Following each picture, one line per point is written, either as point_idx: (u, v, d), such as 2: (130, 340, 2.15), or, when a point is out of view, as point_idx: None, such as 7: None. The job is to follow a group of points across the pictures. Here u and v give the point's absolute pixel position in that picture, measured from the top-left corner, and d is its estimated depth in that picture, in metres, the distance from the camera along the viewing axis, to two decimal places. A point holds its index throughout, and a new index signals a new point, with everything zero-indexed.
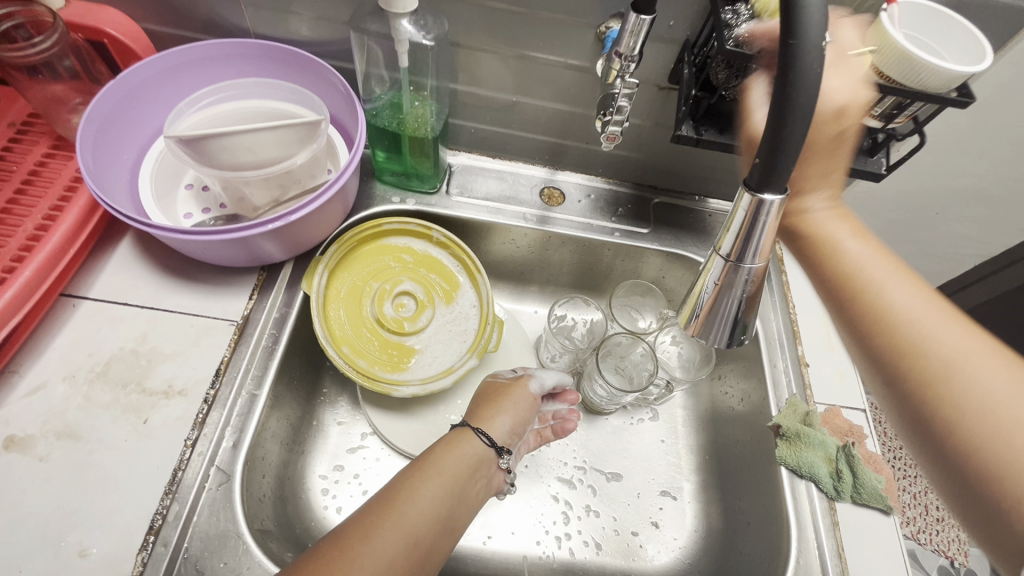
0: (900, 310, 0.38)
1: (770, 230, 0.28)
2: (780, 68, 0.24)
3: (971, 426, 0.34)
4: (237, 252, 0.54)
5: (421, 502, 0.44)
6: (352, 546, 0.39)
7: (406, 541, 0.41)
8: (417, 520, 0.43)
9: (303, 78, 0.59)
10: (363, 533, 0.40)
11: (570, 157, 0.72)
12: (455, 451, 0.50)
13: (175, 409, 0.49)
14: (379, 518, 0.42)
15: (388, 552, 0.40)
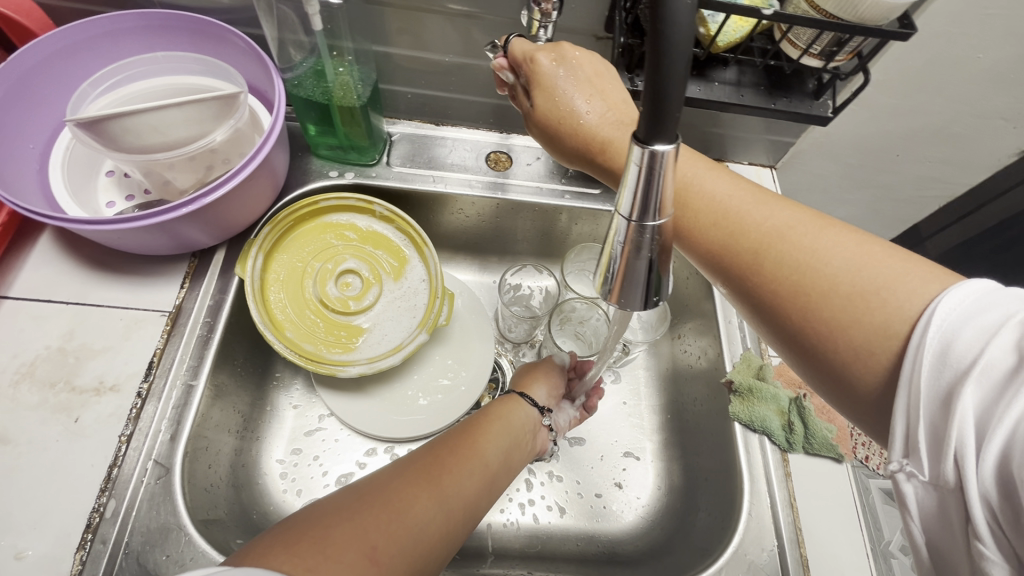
0: (729, 203, 0.42)
1: (668, 185, 0.26)
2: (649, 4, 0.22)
3: (811, 283, 0.37)
4: (160, 240, 0.52)
5: (493, 449, 0.48)
6: (439, 476, 0.42)
7: (480, 479, 0.45)
8: (490, 461, 0.47)
9: (217, 49, 0.56)
10: (446, 467, 0.43)
11: (515, 118, 0.69)
12: (513, 411, 0.55)
13: (108, 406, 0.48)
14: (457, 456, 0.45)
15: (467, 487, 0.43)
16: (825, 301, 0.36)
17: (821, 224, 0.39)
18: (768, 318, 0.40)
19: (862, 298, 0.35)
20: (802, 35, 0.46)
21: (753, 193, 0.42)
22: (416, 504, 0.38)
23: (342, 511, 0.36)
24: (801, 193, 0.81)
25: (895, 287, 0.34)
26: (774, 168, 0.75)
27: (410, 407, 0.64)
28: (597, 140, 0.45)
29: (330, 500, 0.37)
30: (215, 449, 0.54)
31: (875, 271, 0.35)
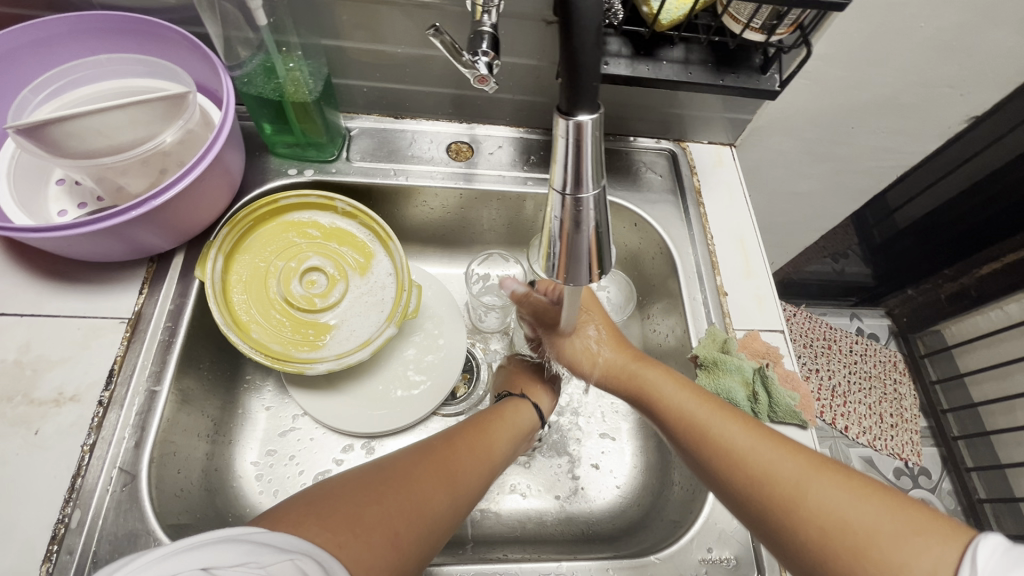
0: (739, 445, 0.44)
1: (595, 154, 0.27)
2: None
3: (830, 534, 0.38)
4: (114, 246, 0.51)
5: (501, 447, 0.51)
6: (453, 467, 0.44)
7: (487, 472, 0.47)
8: (497, 457, 0.50)
9: (163, 50, 0.55)
10: (458, 461, 0.45)
11: (475, 108, 0.69)
12: (523, 409, 0.57)
13: (68, 416, 0.48)
14: (468, 448, 0.47)
15: (475, 477, 0.45)
16: (854, 553, 0.36)
17: (830, 472, 0.41)
18: (780, 544, 0.40)
19: (881, 564, 0.35)
20: (743, 9, 0.47)
21: (758, 436, 0.45)
22: (431, 492, 0.41)
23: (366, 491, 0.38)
24: (764, 170, 0.82)
25: (910, 556, 0.35)
26: (734, 146, 0.75)
27: (383, 401, 0.64)
28: None
29: (352, 478, 0.39)
30: (184, 454, 0.53)
31: (890, 534, 0.36)
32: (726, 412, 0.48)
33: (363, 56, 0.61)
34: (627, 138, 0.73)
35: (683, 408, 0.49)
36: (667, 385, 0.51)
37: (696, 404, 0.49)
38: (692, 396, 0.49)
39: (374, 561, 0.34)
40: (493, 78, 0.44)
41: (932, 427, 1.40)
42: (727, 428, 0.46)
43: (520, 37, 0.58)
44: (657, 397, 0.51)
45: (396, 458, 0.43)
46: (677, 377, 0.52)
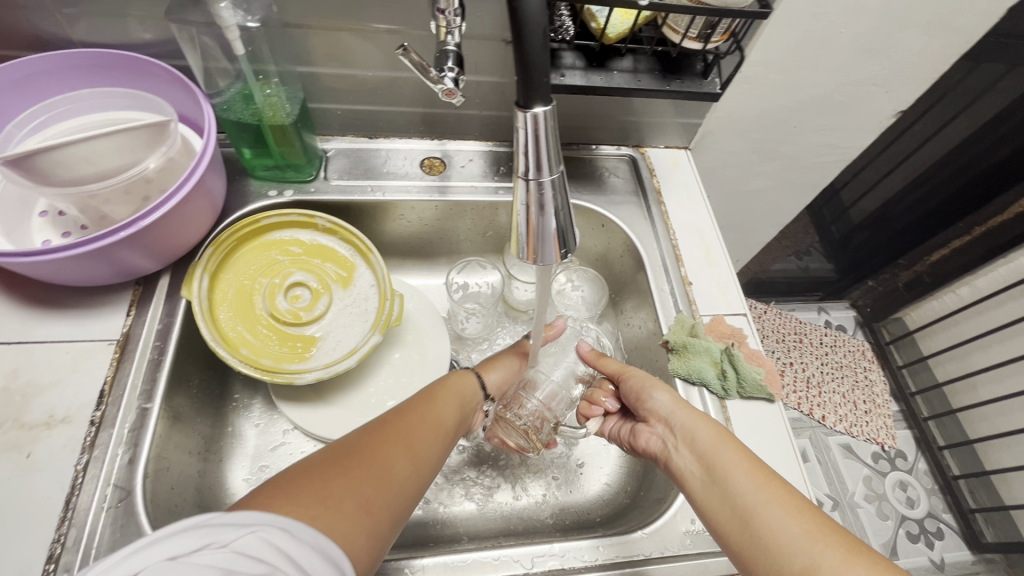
0: (781, 518, 0.44)
1: (553, 140, 0.32)
2: None
3: None
4: (100, 269, 0.53)
5: (447, 408, 0.52)
6: (405, 434, 0.44)
7: (439, 436, 0.48)
8: (448, 418, 0.51)
9: (142, 82, 0.59)
10: (410, 426, 0.45)
11: (445, 125, 0.73)
12: (458, 380, 0.58)
13: (60, 438, 0.49)
14: (416, 412, 0.48)
15: (427, 437, 0.46)
16: None
17: (869, 556, 0.41)
18: None
19: None
20: (680, 21, 0.52)
21: (801, 509, 0.44)
22: (392, 457, 0.41)
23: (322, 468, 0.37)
24: (719, 171, 0.88)
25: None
26: (688, 149, 0.81)
27: (371, 408, 0.65)
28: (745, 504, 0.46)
29: (305, 459, 0.38)
30: (177, 471, 0.54)
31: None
32: (770, 478, 0.47)
33: (337, 81, 0.65)
34: (591, 147, 0.78)
35: (731, 476, 0.48)
36: (723, 446, 0.50)
37: (749, 479, 0.47)
38: (744, 469, 0.48)
39: (350, 525, 0.34)
40: (459, 91, 0.47)
41: (904, 411, 1.45)
42: (771, 500, 0.45)
43: (482, 56, 0.62)
44: (714, 456, 0.50)
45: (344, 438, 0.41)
46: (739, 447, 0.51)
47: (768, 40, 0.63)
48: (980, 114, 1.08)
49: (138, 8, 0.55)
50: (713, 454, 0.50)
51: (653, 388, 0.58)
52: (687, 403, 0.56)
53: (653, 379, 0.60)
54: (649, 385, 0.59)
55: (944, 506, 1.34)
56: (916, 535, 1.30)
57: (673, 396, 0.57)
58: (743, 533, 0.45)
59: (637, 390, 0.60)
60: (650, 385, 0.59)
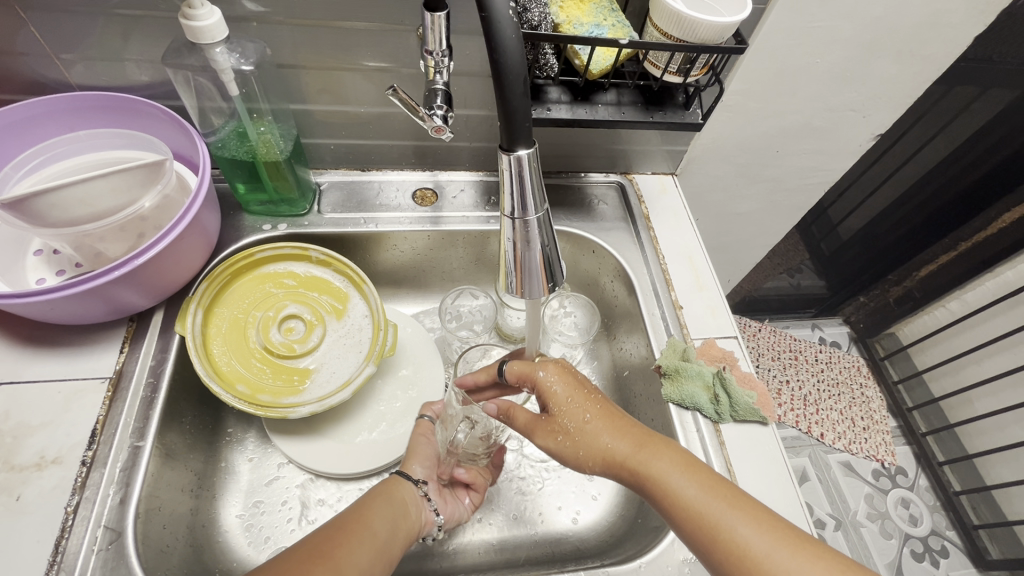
0: (755, 548, 0.40)
1: (536, 181, 0.33)
2: (486, 36, 0.29)
3: None
4: (92, 306, 0.53)
5: (381, 520, 0.48)
6: (330, 553, 0.41)
7: (375, 554, 0.44)
8: (379, 533, 0.46)
9: (138, 122, 0.60)
10: (337, 542, 0.42)
11: (436, 157, 0.74)
12: (394, 492, 0.52)
13: (51, 479, 0.48)
14: (356, 532, 0.44)
15: (361, 558, 0.42)
16: None
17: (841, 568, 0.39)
18: None
19: None
20: (660, 57, 0.54)
21: (767, 533, 0.41)
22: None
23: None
24: (707, 195, 0.90)
25: None
26: (675, 174, 0.83)
27: (366, 441, 0.64)
28: (721, 544, 0.41)
29: None
30: (169, 509, 0.53)
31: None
32: (731, 498, 0.43)
33: (330, 117, 0.66)
34: (580, 174, 0.79)
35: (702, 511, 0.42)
36: (678, 475, 0.44)
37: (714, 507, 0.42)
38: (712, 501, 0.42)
39: None
40: (448, 126, 0.49)
41: (902, 427, 1.45)
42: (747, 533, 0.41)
43: (470, 92, 0.64)
44: (667, 493, 0.44)
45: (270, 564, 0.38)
46: (694, 467, 0.45)
47: (746, 71, 0.66)
48: (956, 135, 1.11)
49: (136, 53, 0.56)
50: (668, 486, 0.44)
51: (593, 429, 0.48)
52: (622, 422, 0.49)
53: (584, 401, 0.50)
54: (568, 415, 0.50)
55: (947, 523, 1.33)
56: (921, 554, 1.28)
57: (601, 418, 0.49)
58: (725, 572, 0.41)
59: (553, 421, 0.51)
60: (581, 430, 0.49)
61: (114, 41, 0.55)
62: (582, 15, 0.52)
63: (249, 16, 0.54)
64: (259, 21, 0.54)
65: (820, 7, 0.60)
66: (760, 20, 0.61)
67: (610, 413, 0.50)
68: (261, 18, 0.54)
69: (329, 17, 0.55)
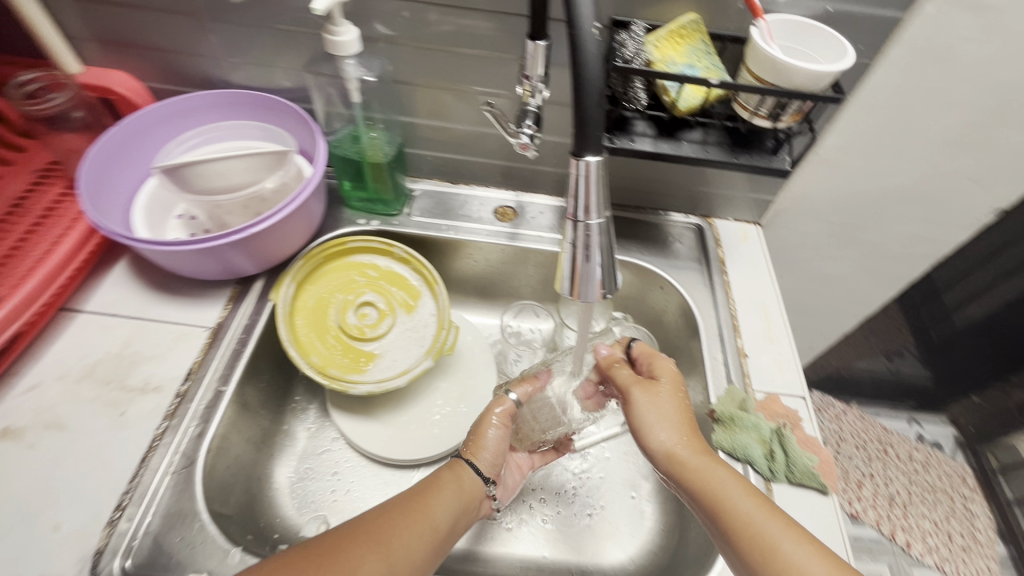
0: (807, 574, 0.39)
1: (597, 187, 0.35)
2: (570, 51, 0.31)
3: None
4: (211, 264, 0.62)
5: (441, 491, 0.52)
6: (382, 535, 0.44)
7: (428, 540, 0.46)
8: (440, 520, 0.49)
9: (275, 119, 0.70)
10: (394, 524, 0.45)
11: (522, 179, 0.79)
12: (461, 470, 0.56)
13: (149, 403, 0.56)
14: (412, 514, 0.47)
15: (412, 540, 0.45)
16: None
17: None
18: None
19: None
20: (750, 100, 0.55)
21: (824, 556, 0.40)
22: (359, 566, 0.41)
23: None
24: (793, 252, 0.86)
25: None
26: (759, 224, 0.81)
27: (413, 431, 0.67)
28: (759, 539, 0.42)
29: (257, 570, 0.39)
30: (234, 454, 0.59)
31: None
32: (785, 522, 0.43)
33: (431, 131, 0.73)
34: (660, 213, 0.80)
35: (745, 513, 0.44)
36: (733, 488, 0.46)
37: (762, 512, 0.44)
38: (770, 521, 0.43)
39: None
40: (535, 145, 0.55)
41: (1012, 556, 1.26)
42: (795, 552, 0.41)
43: (562, 121, 0.68)
44: (722, 504, 0.45)
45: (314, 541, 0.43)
46: (748, 485, 0.46)
47: (846, 124, 0.64)
48: None
49: (285, 62, 0.67)
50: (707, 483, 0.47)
51: (656, 427, 0.52)
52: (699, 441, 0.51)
53: (674, 398, 0.54)
54: (655, 423, 0.53)
55: None
56: None
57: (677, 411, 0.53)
58: None
59: (637, 422, 0.54)
60: (661, 422, 0.53)
61: (270, 51, 0.66)
62: (677, 55, 0.54)
63: (379, 37, 0.62)
64: (387, 42, 0.63)
65: (937, 67, 0.57)
66: (863, 75, 0.60)
67: (691, 429, 0.52)
68: (389, 40, 0.62)
69: (446, 43, 0.62)
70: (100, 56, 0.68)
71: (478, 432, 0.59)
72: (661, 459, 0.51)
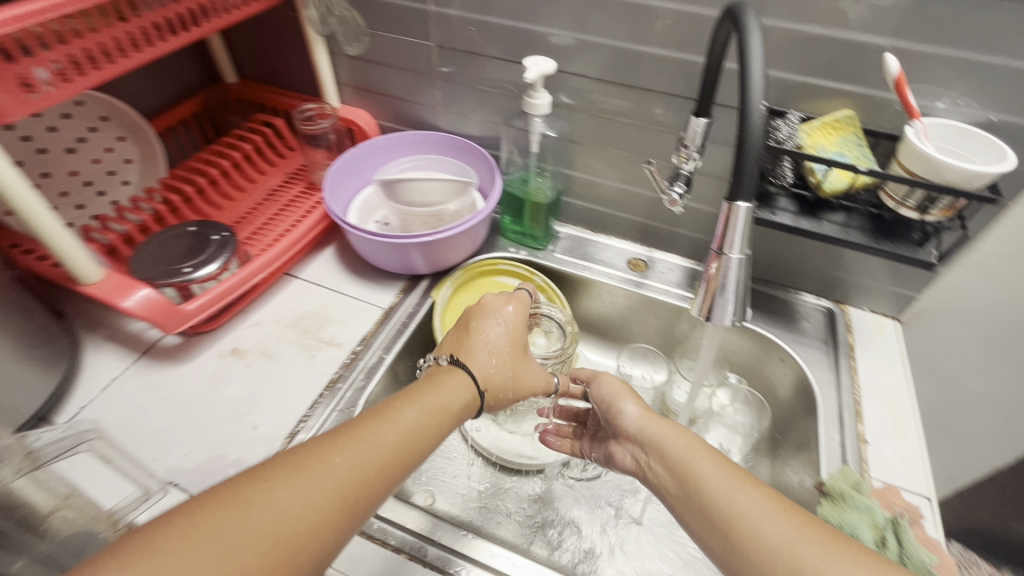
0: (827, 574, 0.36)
1: (742, 230, 0.47)
2: (738, 127, 0.44)
3: None
4: (396, 258, 0.77)
5: (412, 406, 0.46)
6: (337, 454, 0.39)
7: (390, 455, 0.42)
8: (410, 431, 0.44)
9: (465, 159, 0.88)
10: (356, 439, 0.41)
11: (658, 237, 0.86)
12: (445, 385, 0.51)
13: (331, 353, 0.71)
14: (375, 430, 0.42)
15: (372, 456, 0.40)
16: None
17: None
18: None
19: None
20: (898, 190, 0.58)
21: (851, 553, 0.37)
22: (303, 488, 0.36)
23: (206, 529, 0.32)
24: None
25: None
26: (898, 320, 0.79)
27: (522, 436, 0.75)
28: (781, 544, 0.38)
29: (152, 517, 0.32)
30: None
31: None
32: (806, 521, 0.39)
33: (585, 184, 0.85)
34: (791, 291, 0.82)
35: (757, 512, 0.40)
36: (738, 486, 0.43)
37: (772, 508, 0.40)
38: (789, 521, 0.39)
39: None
40: (682, 203, 0.63)
41: None
42: (817, 553, 0.37)
43: (706, 190, 0.76)
44: (734, 506, 0.42)
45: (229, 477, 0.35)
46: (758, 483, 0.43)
47: None
48: None
49: (483, 116, 0.84)
50: (716, 483, 0.44)
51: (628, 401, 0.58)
52: (662, 419, 0.54)
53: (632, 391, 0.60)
54: (620, 395, 0.59)
55: None
56: None
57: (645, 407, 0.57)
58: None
59: (609, 400, 0.59)
60: (619, 396, 0.59)
61: (475, 107, 0.84)
62: (828, 143, 0.60)
63: (563, 104, 0.77)
64: (568, 109, 0.77)
65: None
66: None
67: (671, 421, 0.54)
68: (570, 107, 0.76)
69: (616, 114, 0.74)
70: (354, 98, 0.92)
71: (466, 331, 0.59)
72: (633, 423, 0.55)
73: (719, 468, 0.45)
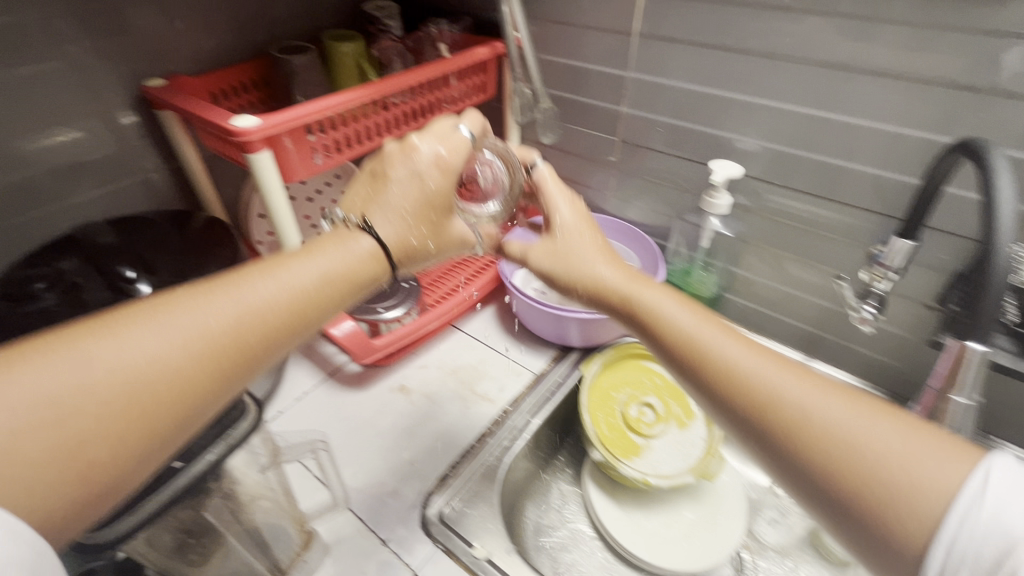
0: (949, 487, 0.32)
1: (974, 373, 0.49)
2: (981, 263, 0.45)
3: None
4: (554, 327, 0.82)
5: (309, 261, 0.43)
6: (182, 292, 0.38)
7: (273, 317, 0.40)
8: (304, 282, 0.42)
9: (629, 244, 0.92)
10: (219, 286, 0.39)
11: (827, 349, 0.81)
12: (342, 242, 0.46)
13: (484, 408, 0.76)
14: (229, 278, 0.40)
15: (232, 309, 0.38)
16: None
17: None
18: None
19: None
20: None
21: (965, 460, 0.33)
22: (147, 321, 0.35)
23: (53, 360, 0.31)
24: None
25: None
26: None
27: (654, 534, 0.72)
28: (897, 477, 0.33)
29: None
30: (518, 475, 0.73)
31: None
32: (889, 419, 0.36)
33: (750, 284, 0.84)
34: (997, 441, 0.70)
35: (850, 425, 0.35)
36: (793, 384, 0.38)
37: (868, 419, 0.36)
38: (891, 437, 0.35)
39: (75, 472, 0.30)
40: (874, 323, 0.62)
41: None
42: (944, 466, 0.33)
43: (895, 310, 0.70)
44: (821, 428, 0.36)
45: (76, 322, 0.34)
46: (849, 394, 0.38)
47: None
48: None
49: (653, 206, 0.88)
50: (784, 395, 0.38)
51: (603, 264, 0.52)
52: (696, 307, 0.47)
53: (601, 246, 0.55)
54: (594, 259, 0.53)
55: None
56: None
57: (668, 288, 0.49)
58: (890, 522, 0.33)
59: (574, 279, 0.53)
60: (594, 258, 0.53)
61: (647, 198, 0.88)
62: None
63: (740, 205, 0.78)
64: (745, 210, 0.78)
65: None
66: None
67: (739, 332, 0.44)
68: (747, 208, 0.77)
69: (798, 221, 0.73)
70: None
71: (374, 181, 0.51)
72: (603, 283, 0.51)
73: (781, 377, 0.39)
